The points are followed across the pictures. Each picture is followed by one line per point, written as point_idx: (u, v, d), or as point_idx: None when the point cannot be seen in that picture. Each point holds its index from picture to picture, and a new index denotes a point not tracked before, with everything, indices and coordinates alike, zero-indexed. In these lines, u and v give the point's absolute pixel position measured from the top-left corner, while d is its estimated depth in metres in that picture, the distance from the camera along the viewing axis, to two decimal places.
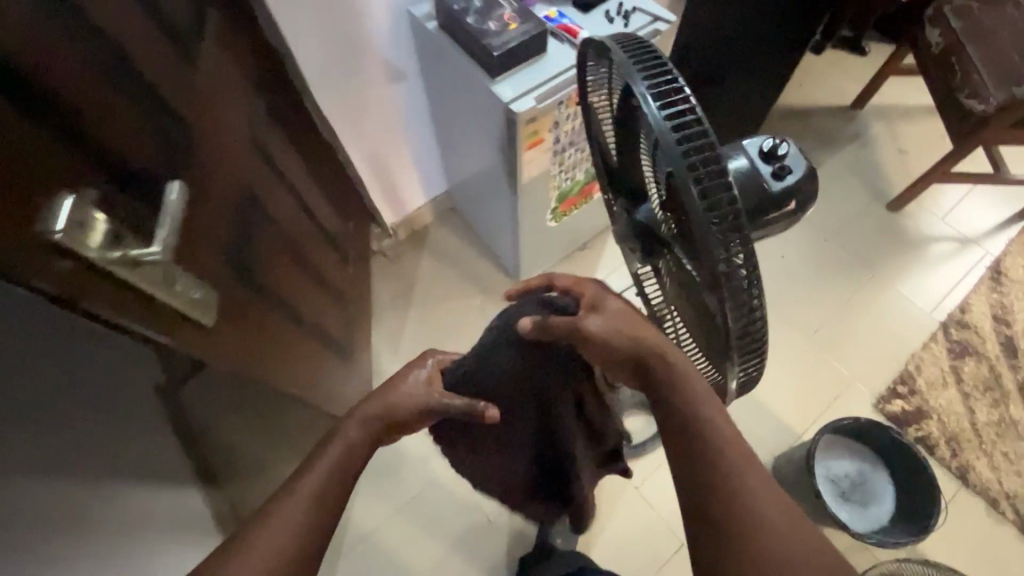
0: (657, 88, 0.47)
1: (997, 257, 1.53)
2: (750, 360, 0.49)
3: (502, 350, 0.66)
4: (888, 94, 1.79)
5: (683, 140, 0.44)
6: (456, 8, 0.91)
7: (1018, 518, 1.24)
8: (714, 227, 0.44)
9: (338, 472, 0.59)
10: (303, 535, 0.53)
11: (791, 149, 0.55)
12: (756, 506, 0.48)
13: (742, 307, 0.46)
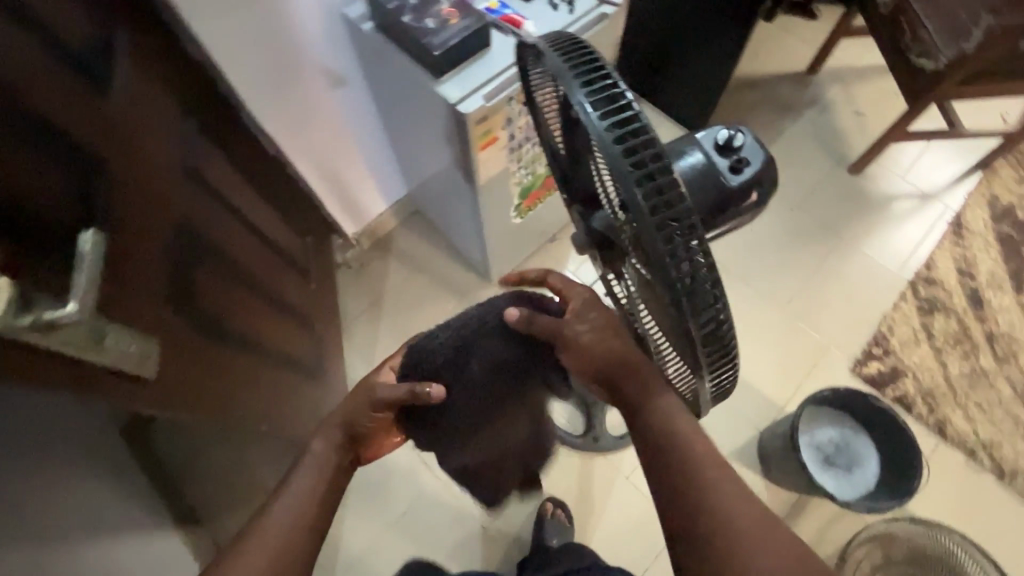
0: (597, 94, 0.45)
1: (958, 211, 1.55)
2: (720, 369, 0.47)
3: (469, 343, 0.68)
4: (842, 56, 1.79)
5: (628, 147, 0.42)
6: (390, 7, 0.86)
7: (996, 466, 1.27)
8: (670, 236, 0.42)
9: (309, 497, 0.63)
10: (285, 541, 0.58)
11: (747, 140, 0.54)
12: (728, 517, 0.49)
13: (708, 315, 0.44)
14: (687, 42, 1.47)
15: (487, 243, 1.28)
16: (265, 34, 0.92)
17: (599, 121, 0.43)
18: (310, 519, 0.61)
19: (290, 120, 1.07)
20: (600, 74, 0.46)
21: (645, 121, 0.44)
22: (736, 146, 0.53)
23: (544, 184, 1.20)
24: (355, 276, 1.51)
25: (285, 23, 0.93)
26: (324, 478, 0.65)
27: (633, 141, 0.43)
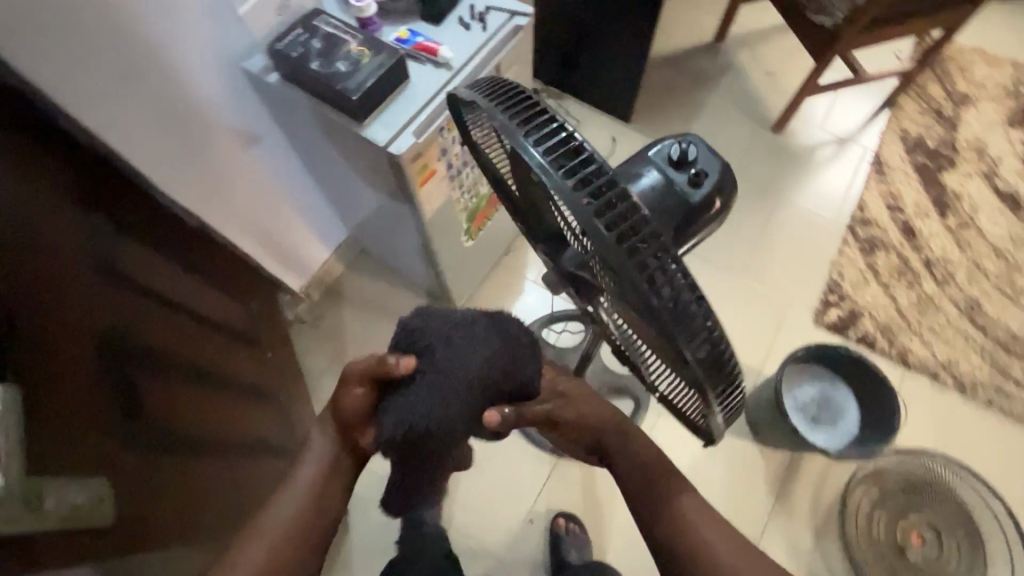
0: (544, 138, 0.42)
1: (875, 150, 1.64)
2: (727, 391, 0.45)
3: (462, 332, 0.57)
4: (743, 21, 1.85)
5: (590, 191, 0.40)
6: (294, 55, 0.79)
7: (957, 382, 1.35)
8: (652, 276, 0.39)
9: (309, 505, 0.59)
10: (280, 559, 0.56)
11: (698, 152, 0.58)
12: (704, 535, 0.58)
13: (705, 343, 0.42)
14: (600, 32, 1.47)
15: (442, 272, 1.24)
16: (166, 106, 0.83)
17: (554, 168, 0.40)
18: (309, 519, 0.58)
19: (211, 191, 0.98)
20: (541, 115, 0.44)
21: (599, 158, 0.42)
22: (692, 161, 0.58)
23: (489, 202, 1.18)
24: (313, 331, 1.43)
25: (184, 90, 0.84)
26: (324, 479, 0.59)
27: (592, 183, 0.41)
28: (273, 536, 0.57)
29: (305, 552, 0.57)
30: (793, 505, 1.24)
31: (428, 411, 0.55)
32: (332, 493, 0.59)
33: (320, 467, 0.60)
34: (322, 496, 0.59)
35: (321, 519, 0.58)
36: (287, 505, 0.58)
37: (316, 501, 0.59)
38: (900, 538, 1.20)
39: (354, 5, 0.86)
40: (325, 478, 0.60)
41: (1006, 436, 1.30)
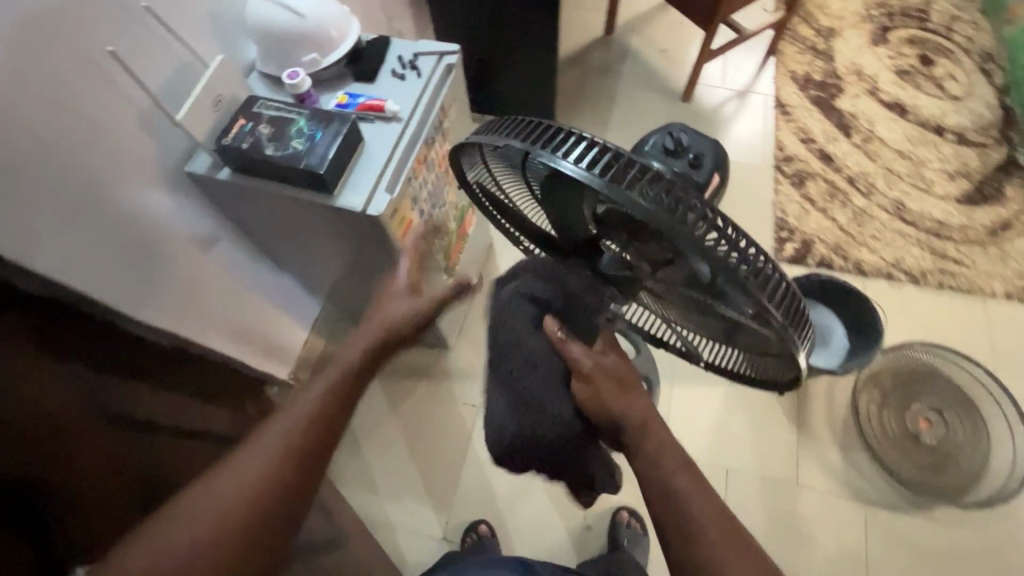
0: (572, 151, 0.45)
1: (774, 94, 1.80)
2: (802, 325, 0.48)
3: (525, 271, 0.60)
4: (626, 10, 1.99)
5: (629, 183, 0.42)
6: (245, 147, 0.78)
7: (909, 275, 1.49)
8: (713, 245, 0.42)
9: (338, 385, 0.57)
10: (301, 443, 0.53)
11: (689, 139, 0.68)
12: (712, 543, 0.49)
13: (775, 293, 0.44)
14: (507, 51, 1.54)
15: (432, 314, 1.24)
16: (127, 232, 0.79)
17: (591, 175, 0.43)
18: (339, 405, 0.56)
19: (192, 300, 0.94)
20: (557, 133, 0.47)
21: (626, 153, 0.44)
22: (685, 149, 0.67)
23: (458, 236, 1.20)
24: None
25: (138, 212, 0.80)
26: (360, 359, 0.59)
27: (629, 177, 0.43)
28: (277, 449, 0.52)
29: (306, 481, 0.53)
30: (814, 430, 1.32)
31: (515, 322, 0.59)
32: (347, 404, 0.57)
33: (346, 362, 0.59)
34: (337, 407, 0.56)
35: (332, 432, 0.55)
36: (300, 407, 0.55)
37: (329, 408, 0.56)
38: (910, 427, 1.30)
39: (289, 83, 0.85)
40: (344, 379, 0.58)
41: (964, 310, 1.45)
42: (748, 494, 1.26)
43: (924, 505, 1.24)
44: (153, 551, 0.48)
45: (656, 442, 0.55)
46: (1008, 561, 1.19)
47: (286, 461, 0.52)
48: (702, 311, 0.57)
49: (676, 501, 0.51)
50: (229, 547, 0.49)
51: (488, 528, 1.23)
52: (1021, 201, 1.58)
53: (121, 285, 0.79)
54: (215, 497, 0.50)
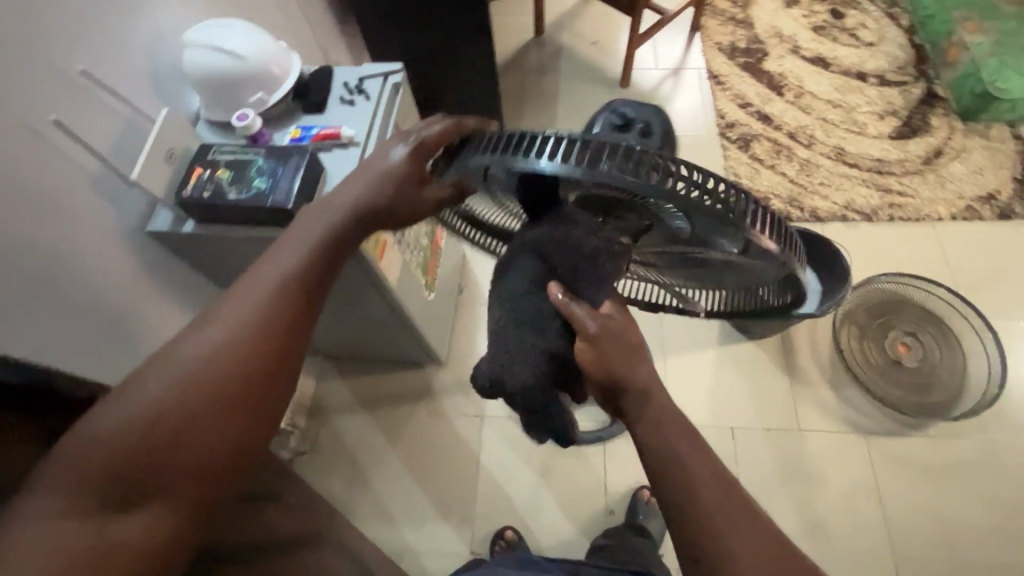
0: (546, 150, 0.45)
1: (705, 67, 1.87)
2: (790, 242, 0.51)
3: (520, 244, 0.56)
4: (552, 10, 2.05)
5: (606, 168, 0.44)
6: (206, 195, 0.77)
7: (860, 213, 1.57)
8: (697, 197, 0.44)
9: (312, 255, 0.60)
10: (273, 300, 0.57)
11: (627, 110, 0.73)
12: (710, 508, 0.50)
13: (762, 222, 0.48)
14: (446, 65, 1.56)
15: (420, 332, 1.23)
16: (95, 303, 0.77)
17: (571, 168, 0.44)
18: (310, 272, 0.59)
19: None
20: (523, 137, 0.48)
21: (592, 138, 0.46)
22: (630, 127, 0.72)
23: (432, 251, 1.22)
24: (320, 456, 1.36)
25: (104, 282, 0.78)
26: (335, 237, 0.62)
27: (604, 160, 0.45)
28: (258, 323, 0.55)
29: (284, 363, 0.56)
30: (806, 375, 1.37)
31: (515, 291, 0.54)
32: (323, 284, 0.61)
33: (324, 234, 0.62)
34: (314, 286, 0.60)
35: (308, 311, 0.59)
36: (287, 274, 0.58)
37: (307, 285, 0.59)
38: (891, 354, 1.37)
39: (239, 126, 0.85)
40: (320, 254, 0.61)
41: (917, 238, 1.53)
42: (757, 447, 1.30)
43: (918, 425, 1.31)
44: (132, 404, 0.49)
45: (661, 411, 0.54)
46: (1003, 462, 1.26)
47: (267, 339, 0.55)
48: (694, 263, 0.61)
49: (686, 472, 0.51)
50: (208, 413, 0.51)
51: (515, 532, 1.23)
52: (947, 128, 1.69)
53: (95, 358, 0.77)
54: (197, 362, 0.52)
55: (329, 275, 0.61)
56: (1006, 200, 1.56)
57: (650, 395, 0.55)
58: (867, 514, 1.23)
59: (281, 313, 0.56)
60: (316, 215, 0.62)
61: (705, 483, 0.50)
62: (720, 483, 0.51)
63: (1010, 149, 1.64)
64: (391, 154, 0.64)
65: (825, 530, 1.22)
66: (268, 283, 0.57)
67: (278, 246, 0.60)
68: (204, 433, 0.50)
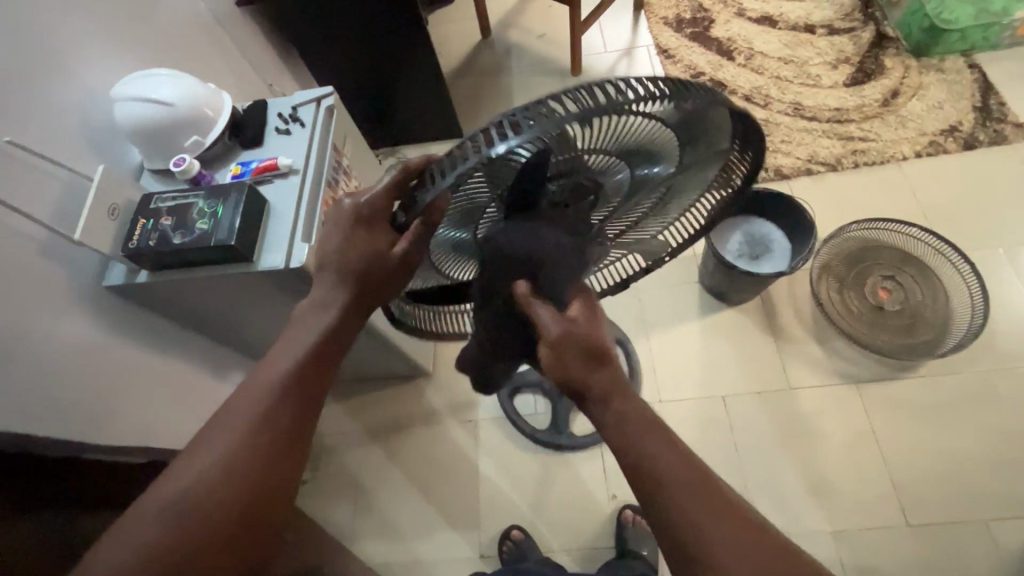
0: (490, 138, 0.43)
1: (653, 43, 1.88)
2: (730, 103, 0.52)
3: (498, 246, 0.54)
4: (495, 11, 2.06)
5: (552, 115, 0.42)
6: (152, 244, 0.78)
7: (825, 165, 1.57)
8: (641, 85, 0.43)
9: (304, 365, 0.63)
10: (267, 420, 0.59)
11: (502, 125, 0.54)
12: (695, 515, 0.49)
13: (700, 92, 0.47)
14: (393, 80, 1.57)
15: (398, 347, 1.24)
16: (54, 363, 0.77)
17: (526, 133, 0.42)
18: (303, 380, 0.62)
19: (140, 400, 0.93)
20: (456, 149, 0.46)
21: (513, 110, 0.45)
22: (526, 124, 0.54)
23: None
24: (321, 483, 1.36)
25: (61, 342, 0.79)
26: (323, 340, 0.64)
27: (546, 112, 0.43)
28: (253, 442, 0.58)
29: (283, 478, 0.59)
30: (790, 333, 1.37)
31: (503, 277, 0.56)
32: (315, 389, 0.63)
33: (320, 334, 0.64)
34: (306, 393, 0.62)
35: (302, 420, 0.61)
36: (277, 387, 0.61)
37: (300, 394, 0.62)
38: (872, 300, 1.36)
39: (177, 171, 0.86)
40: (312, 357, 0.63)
41: (885, 181, 1.53)
42: (750, 413, 1.29)
43: (910, 367, 1.30)
44: (132, 540, 0.52)
45: (628, 419, 0.53)
46: (998, 392, 1.25)
47: (262, 458, 0.58)
48: (658, 185, 0.62)
49: (659, 489, 0.50)
50: (207, 540, 0.54)
51: (521, 531, 1.24)
52: (901, 68, 1.68)
53: (72, 420, 0.79)
54: (192, 494, 0.55)
55: (322, 378, 0.64)
56: (969, 130, 1.55)
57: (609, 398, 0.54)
58: (868, 464, 1.22)
59: (275, 433, 0.59)
60: (307, 319, 0.65)
61: (687, 489, 0.50)
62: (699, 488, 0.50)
63: (966, 78, 1.63)
64: (336, 223, 0.63)
65: (830, 486, 1.20)
66: (261, 396, 0.60)
67: (273, 356, 0.63)
68: (211, 561, 0.54)
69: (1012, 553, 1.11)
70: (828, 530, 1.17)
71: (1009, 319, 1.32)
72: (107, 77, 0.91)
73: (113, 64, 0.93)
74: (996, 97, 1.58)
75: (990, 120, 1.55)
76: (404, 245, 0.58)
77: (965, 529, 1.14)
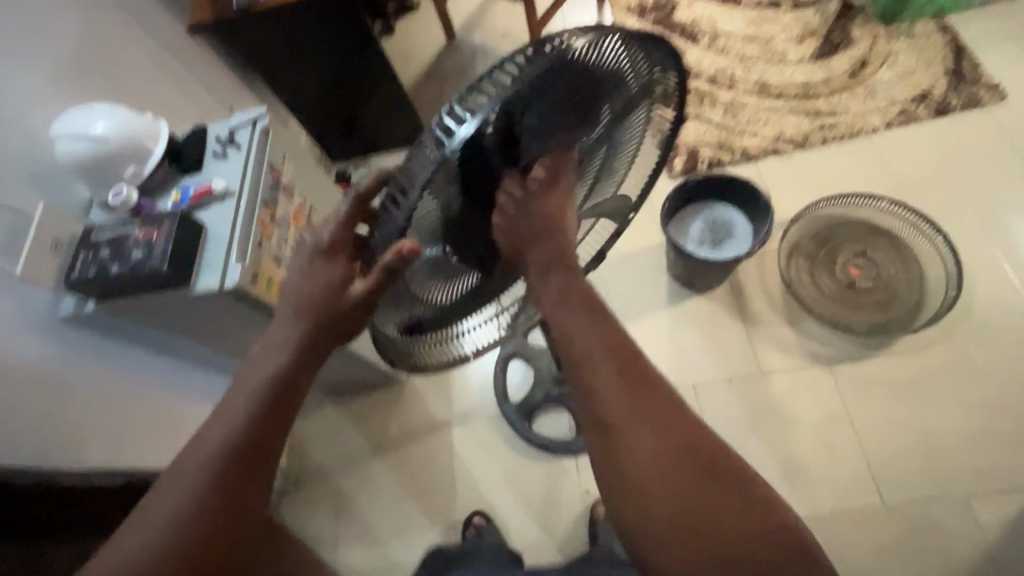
0: (442, 134, 0.44)
1: None
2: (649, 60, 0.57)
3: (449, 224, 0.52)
4: (459, 13, 2.06)
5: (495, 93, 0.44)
6: (91, 274, 0.81)
7: (792, 143, 1.53)
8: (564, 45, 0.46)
9: (254, 413, 0.53)
10: (210, 477, 0.51)
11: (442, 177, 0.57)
12: (633, 434, 0.45)
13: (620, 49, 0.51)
14: (352, 92, 1.59)
15: (365, 357, 1.26)
16: (14, 398, 0.81)
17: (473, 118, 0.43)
18: (255, 430, 0.53)
19: (104, 423, 0.97)
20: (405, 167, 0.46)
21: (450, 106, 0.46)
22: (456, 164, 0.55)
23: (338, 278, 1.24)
24: (303, 494, 1.39)
25: (21, 373, 0.82)
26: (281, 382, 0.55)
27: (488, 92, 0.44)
28: (196, 509, 0.50)
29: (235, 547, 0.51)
30: (760, 317, 1.35)
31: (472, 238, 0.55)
32: (271, 446, 0.54)
33: (270, 380, 0.55)
34: (258, 453, 0.53)
35: (252, 484, 0.52)
36: (222, 441, 0.52)
37: (255, 439, 0.53)
38: (844, 278, 1.33)
39: (116, 203, 0.89)
40: (261, 409, 0.54)
41: (855, 154, 1.49)
42: (721, 402, 1.28)
43: (886, 343, 1.27)
44: None
45: (576, 292, 0.53)
46: (978, 364, 1.22)
47: (206, 531, 0.50)
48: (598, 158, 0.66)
49: (597, 391, 0.47)
50: None
51: (483, 518, 1.26)
52: (870, 36, 1.65)
53: (37, 448, 0.84)
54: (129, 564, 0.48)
55: (275, 429, 0.54)
56: (941, 95, 1.50)
57: (550, 275, 0.55)
58: (842, 444, 1.20)
59: (218, 492, 0.51)
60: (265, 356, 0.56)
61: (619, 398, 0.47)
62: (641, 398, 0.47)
63: (938, 42, 1.59)
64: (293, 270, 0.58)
65: (805, 471, 1.19)
66: (216, 447, 0.52)
67: (224, 400, 0.55)
68: None
69: (994, 528, 1.09)
70: (803, 515, 1.15)
71: (984, 287, 1.29)
72: (48, 114, 0.94)
73: (54, 101, 0.95)
74: (969, 59, 1.54)
75: (964, 83, 1.51)
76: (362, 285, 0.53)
77: (943, 507, 1.12)
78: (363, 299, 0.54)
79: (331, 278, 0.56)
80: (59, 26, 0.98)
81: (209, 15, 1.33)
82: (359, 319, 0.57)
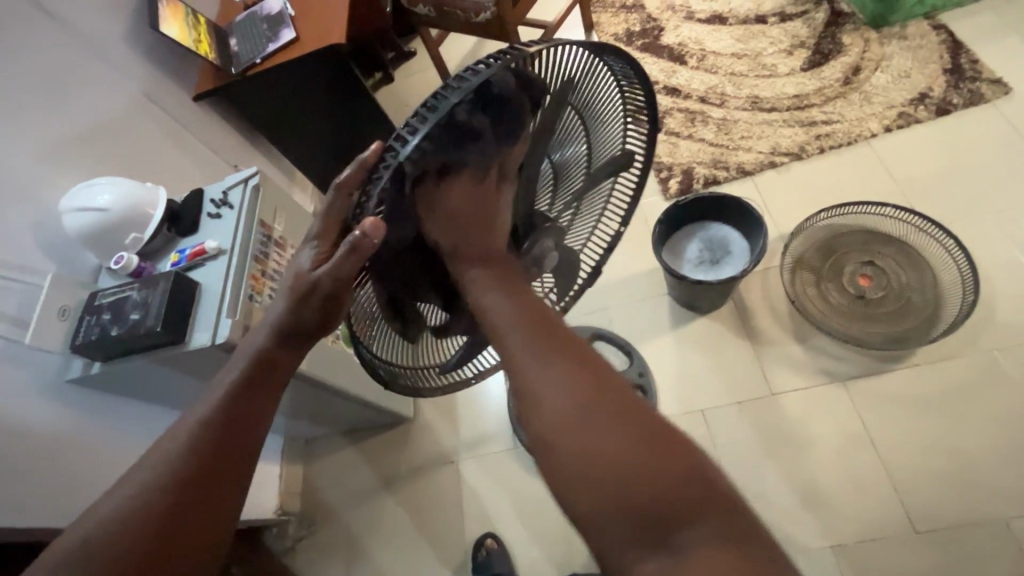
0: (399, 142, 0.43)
1: None
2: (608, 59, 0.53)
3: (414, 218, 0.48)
4: (453, 58, 2.14)
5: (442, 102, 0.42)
6: (95, 338, 0.86)
7: (788, 155, 1.50)
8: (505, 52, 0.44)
9: (236, 398, 0.51)
10: (184, 455, 0.48)
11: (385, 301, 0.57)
12: (541, 396, 0.42)
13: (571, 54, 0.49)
14: (350, 141, 1.66)
15: (368, 400, 1.27)
16: (29, 461, 0.85)
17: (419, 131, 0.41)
18: (235, 413, 0.50)
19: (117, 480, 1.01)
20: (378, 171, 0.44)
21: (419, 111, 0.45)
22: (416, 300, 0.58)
23: None
24: (316, 539, 1.39)
25: (29, 436, 0.86)
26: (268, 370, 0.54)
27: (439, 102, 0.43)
28: (164, 486, 0.46)
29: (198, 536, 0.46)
30: (768, 335, 1.30)
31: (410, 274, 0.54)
32: (248, 433, 0.51)
33: (250, 358, 0.54)
34: (230, 438, 0.50)
35: (222, 476, 0.48)
36: (203, 420, 0.50)
37: (239, 419, 0.50)
38: (853, 289, 1.28)
39: (117, 268, 0.95)
40: (239, 388, 0.52)
41: (855, 160, 1.46)
42: (733, 426, 1.23)
43: (903, 356, 1.21)
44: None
45: (491, 279, 0.50)
46: (1006, 371, 1.15)
47: (173, 516, 0.45)
48: (570, 165, 0.64)
49: (553, 437, 0.40)
50: None
51: (495, 541, 1.27)
52: (860, 43, 1.63)
53: (51, 508, 0.87)
54: (99, 538, 0.44)
55: (256, 413, 0.52)
56: (941, 94, 1.47)
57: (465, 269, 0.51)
58: (866, 467, 1.13)
59: (191, 472, 0.47)
60: (248, 346, 0.55)
61: (534, 378, 0.43)
62: (601, 401, 0.41)
63: (933, 42, 1.57)
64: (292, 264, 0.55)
65: (826, 497, 1.12)
66: (196, 425, 0.49)
67: (209, 387, 0.53)
68: None
69: None
70: (828, 546, 1.08)
71: (1005, 289, 1.22)
72: (56, 192, 1.01)
73: (61, 181, 1.02)
74: (967, 56, 1.51)
75: (963, 80, 1.47)
76: (325, 271, 0.49)
77: (983, 529, 1.04)
78: (328, 284, 0.50)
79: (300, 266, 0.53)
80: (68, 110, 1.06)
81: (212, 87, 1.41)
82: (326, 309, 0.53)
